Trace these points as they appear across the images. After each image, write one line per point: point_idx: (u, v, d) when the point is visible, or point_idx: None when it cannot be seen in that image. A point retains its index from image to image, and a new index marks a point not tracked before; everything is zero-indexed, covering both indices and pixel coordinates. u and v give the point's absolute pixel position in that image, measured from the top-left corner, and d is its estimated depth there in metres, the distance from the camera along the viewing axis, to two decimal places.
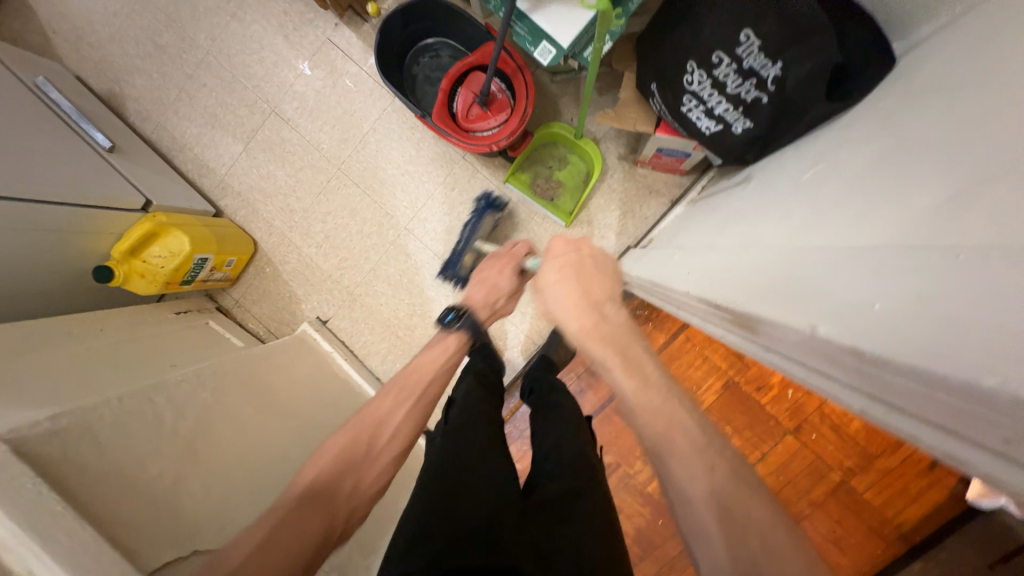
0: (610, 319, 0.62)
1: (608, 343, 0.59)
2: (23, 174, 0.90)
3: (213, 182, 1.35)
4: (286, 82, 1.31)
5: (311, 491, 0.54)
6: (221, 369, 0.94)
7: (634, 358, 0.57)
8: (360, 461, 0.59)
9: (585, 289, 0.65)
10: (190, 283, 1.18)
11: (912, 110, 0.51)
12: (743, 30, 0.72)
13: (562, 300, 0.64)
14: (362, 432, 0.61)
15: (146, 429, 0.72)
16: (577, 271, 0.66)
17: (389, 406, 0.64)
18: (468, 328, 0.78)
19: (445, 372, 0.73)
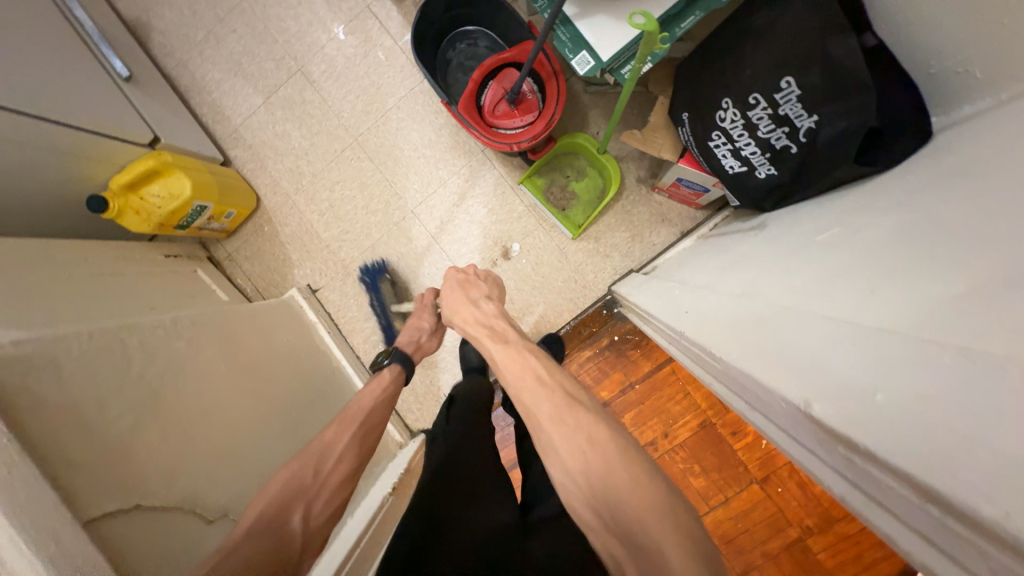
0: (482, 310, 0.76)
1: (479, 323, 0.74)
2: (38, 91, 0.89)
3: (227, 130, 1.32)
4: (317, 43, 1.29)
5: (261, 526, 0.57)
6: (200, 319, 0.92)
7: (499, 330, 0.71)
8: (309, 490, 0.63)
9: (468, 292, 0.79)
10: (185, 228, 1.16)
11: (939, 189, 0.50)
12: (784, 77, 0.71)
13: (451, 304, 0.79)
14: (306, 461, 0.64)
15: (112, 369, 0.69)
16: (461, 282, 0.81)
17: (332, 436, 0.69)
18: (398, 360, 0.84)
19: (388, 402, 0.79)
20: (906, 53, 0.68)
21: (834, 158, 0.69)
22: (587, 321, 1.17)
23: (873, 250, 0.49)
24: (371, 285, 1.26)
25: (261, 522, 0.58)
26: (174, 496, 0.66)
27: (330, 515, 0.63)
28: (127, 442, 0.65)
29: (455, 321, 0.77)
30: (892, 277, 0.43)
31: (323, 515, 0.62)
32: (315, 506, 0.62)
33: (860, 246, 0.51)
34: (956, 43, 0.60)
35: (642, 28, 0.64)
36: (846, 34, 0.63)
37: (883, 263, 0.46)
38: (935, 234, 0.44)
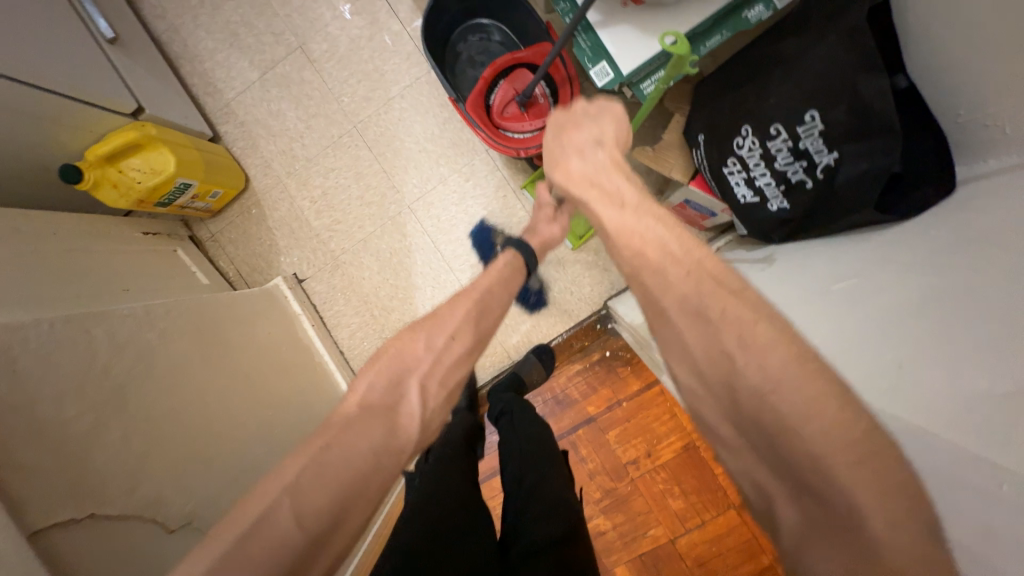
0: (588, 160, 0.61)
1: (586, 180, 0.59)
2: (11, 49, 0.82)
3: (217, 104, 1.25)
4: (321, 20, 1.22)
5: (371, 409, 0.50)
6: (175, 308, 0.86)
7: (612, 189, 0.56)
8: (422, 370, 0.53)
9: (572, 136, 0.64)
10: (166, 205, 1.09)
11: (969, 254, 0.48)
12: (809, 110, 0.69)
13: (551, 158, 0.66)
14: (414, 338, 0.55)
15: (74, 362, 0.64)
16: (560, 129, 0.67)
17: (445, 311, 0.58)
18: (513, 244, 0.74)
19: (507, 282, 0.67)
20: (934, 98, 0.65)
21: (851, 201, 0.67)
22: (580, 336, 1.15)
23: (902, 323, 0.49)
24: (484, 246, 1.17)
25: (372, 404, 0.50)
26: (134, 503, 0.62)
27: (444, 402, 0.54)
28: (86, 443, 0.60)
29: (556, 176, 0.63)
30: (925, 364, 0.45)
31: (440, 398, 0.54)
32: (431, 388, 0.53)
33: (884, 317, 0.51)
34: (987, 95, 0.57)
35: (672, 49, 0.61)
36: (879, 74, 0.61)
37: (910, 343, 0.47)
38: (963, 317, 0.43)
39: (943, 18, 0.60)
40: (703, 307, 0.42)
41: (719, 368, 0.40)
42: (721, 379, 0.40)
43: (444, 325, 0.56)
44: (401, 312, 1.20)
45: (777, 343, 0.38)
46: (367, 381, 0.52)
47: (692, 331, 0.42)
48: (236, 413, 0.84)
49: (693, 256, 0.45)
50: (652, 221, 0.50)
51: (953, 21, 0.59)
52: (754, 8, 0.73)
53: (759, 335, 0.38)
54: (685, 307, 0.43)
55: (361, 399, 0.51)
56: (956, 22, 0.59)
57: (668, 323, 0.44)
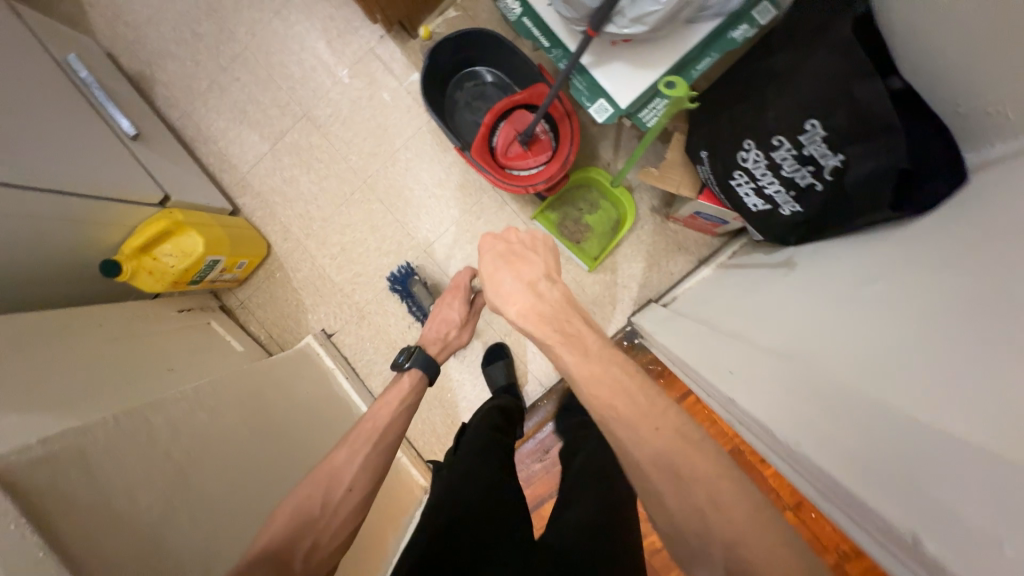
0: (543, 299, 0.62)
1: (546, 323, 0.60)
2: (49, 162, 0.88)
3: (234, 178, 1.32)
4: (322, 88, 1.28)
5: (267, 556, 0.56)
6: (219, 384, 0.90)
7: (572, 331, 0.59)
8: (316, 523, 0.61)
9: (518, 271, 0.66)
10: (198, 283, 1.14)
11: (1001, 247, 0.49)
12: (809, 119, 0.70)
13: (501, 291, 0.65)
14: (312, 494, 0.63)
15: (139, 454, 0.68)
16: (503, 258, 0.67)
17: (342, 459, 0.67)
18: (419, 363, 0.83)
19: (403, 414, 0.76)
20: (932, 93, 0.66)
21: (867, 200, 0.68)
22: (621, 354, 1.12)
23: (927, 330, 0.49)
24: (404, 293, 1.22)
25: (266, 554, 0.56)
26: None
27: (335, 550, 0.61)
28: (160, 532, 0.62)
29: (510, 313, 0.63)
30: (950, 374, 0.44)
31: (333, 544, 0.61)
32: (324, 540, 0.61)
33: (913, 322, 0.52)
34: (986, 84, 0.59)
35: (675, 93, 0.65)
36: (872, 79, 0.62)
37: (950, 342, 0.46)
38: (991, 322, 0.44)
39: (931, 17, 0.63)
40: (675, 465, 0.48)
41: (691, 518, 0.47)
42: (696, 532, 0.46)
43: (341, 475, 0.65)
44: None
45: (739, 498, 0.46)
46: (274, 528, 0.60)
47: (670, 490, 0.48)
48: (279, 478, 0.85)
49: (659, 408, 0.52)
50: (619, 373, 0.55)
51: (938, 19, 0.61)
52: (739, 28, 0.77)
53: (728, 495, 0.46)
54: (673, 469, 0.49)
55: (260, 550, 0.57)
56: (944, 20, 0.61)
57: (645, 477, 0.50)
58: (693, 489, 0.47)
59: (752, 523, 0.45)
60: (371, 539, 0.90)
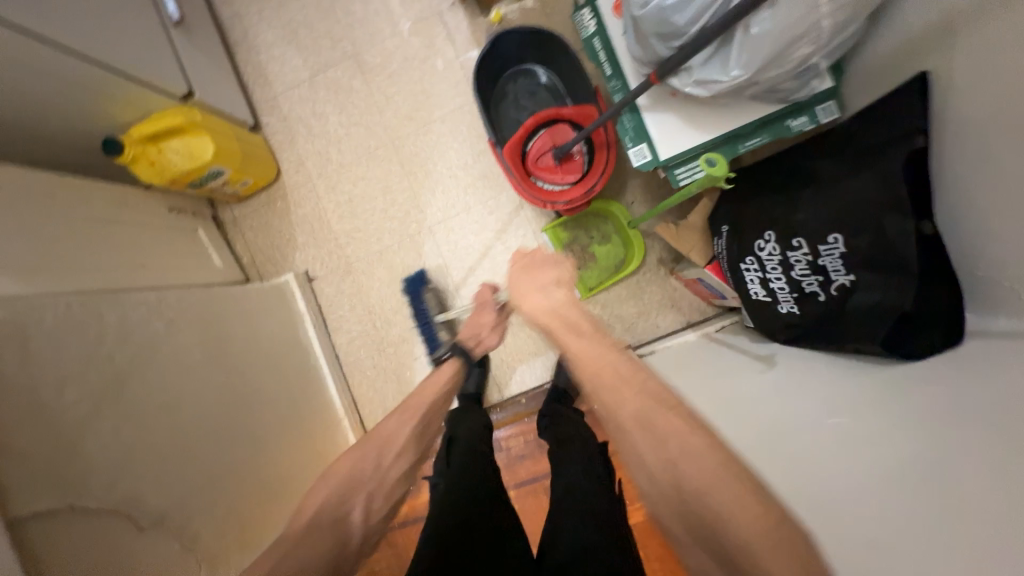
0: (550, 298, 0.76)
1: (551, 316, 0.74)
2: (93, 30, 0.86)
3: (265, 95, 1.28)
4: (379, 35, 1.25)
5: (324, 518, 0.65)
6: (184, 299, 0.89)
7: (572, 322, 0.72)
8: (368, 483, 0.71)
9: (535, 277, 0.79)
10: (197, 187, 1.12)
11: (977, 436, 0.50)
12: (834, 232, 0.70)
13: (519, 292, 0.78)
14: (363, 459, 0.73)
15: (82, 347, 0.67)
16: (525, 269, 0.80)
17: (392, 430, 0.78)
18: (455, 353, 0.90)
19: (445, 396, 0.87)
20: (956, 249, 0.66)
21: (864, 329, 0.68)
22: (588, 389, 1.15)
23: (899, 497, 0.51)
24: (413, 296, 1.17)
25: (323, 515, 0.65)
26: (113, 496, 0.61)
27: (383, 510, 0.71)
28: (78, 432, 0.61)
29: (523, 309, 0.77)
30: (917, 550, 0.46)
31: (380, 511, 0.71)
32: (374, 501, 0.71)
33: (882, 479, 0.53)
34: (1014, 256, 0.57)
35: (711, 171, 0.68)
36: (906, 219, 0.63)
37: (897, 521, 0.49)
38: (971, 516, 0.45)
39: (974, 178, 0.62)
40: (653, 419, 0.56)
41: (664, 469, 0.53)
42: (670, 480, 0.52)
43: (390, 445, 0.76)
44: (402, 328, 1.22)
45: (709, 446, 0.51)
46: (325, 493, 0.69)
47: (647, 443, 0.55)
48: (220, 410, 0.84)
49: (638, 376, 0.62)
50: None
51: (979, 181, 0.61)
52: (799, 119, 0.75)
53: (693, 443, 0.52)
54: None
55: (316, 511, 0.66)
56: (989, 180, 0.59)
57: (625, 432, 0.57)
58: (668, 441, 0.53)
59: (719, 470, 0.49)
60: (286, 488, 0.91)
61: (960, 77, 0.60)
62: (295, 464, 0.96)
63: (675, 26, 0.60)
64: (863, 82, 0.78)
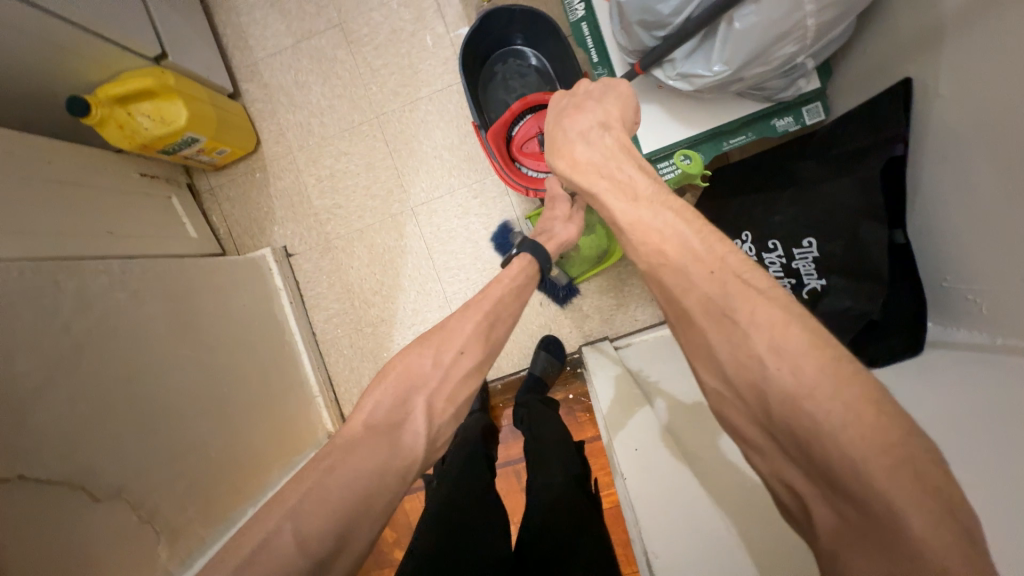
0: (595, 147, 0.57)
1: (593, 168, 0.56)
2: None
3: (244, 61, 1.23)
4: (367, 3, 1.20)
5: (375, 430, 0.50)
6: (151, 270, 0.87)
7: (626, 183, 0.52)
8: (430, 386, 0.55)
9: (575, 121, 0.61)
10: (170, 154, 1.08)
11: None
12: (808, 236, 0.71)
13: (555, 144, 0.62)
14: (421, 355, 0.56)
15: (36, 316, 0.65)
16: (566, 111, 0.64)
17: (455, 324, 0.59)
18: (528, 249, 0.73)
19: (523, 287, 0.68)
20: (926, 259, 0.67)
21: None
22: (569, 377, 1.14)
23: None
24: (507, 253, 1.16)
25: (375, 422, 0.51)
26: (66, 466, 0.61)
27: (451, 417, 0.56)
28: (29, 402, 0.59)
29: (560, 166, 0.60)
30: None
31: (445, 417, 0.55)
32: (437, 404, 0.55)
33: None
34: (978, 272, 0.58)
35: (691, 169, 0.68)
36: (879, 227, 0.62)
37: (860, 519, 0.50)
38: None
39: (943, 189, 0.62)
40: (728, 308, 0.40)
41: (745, 372, 0.38)
42: (751, 386, 0.38)
43: (452, 339, 0.57)
44: (381, 308, 1.21)
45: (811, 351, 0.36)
46: (378, 393, 0.54)
47: (719, 336, 0.40)
48: (185, 383, 0.83)
49: (717, 253, 0.43)
50: None
51: (950, 192, 0.61)
52: (783, 119, 0.74)
53: (792, 341, 0.36)
54: None
55: (367, 419, 0.52)
56: (964, 193, 0.59)
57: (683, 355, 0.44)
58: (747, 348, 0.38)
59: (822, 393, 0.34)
60: (253, 462, 0.91)
61: (944, 87, 0.59)
62: (263, 440, 0.95)
63: (659, 15, 0.58)
64: (851, 85, 0.77)
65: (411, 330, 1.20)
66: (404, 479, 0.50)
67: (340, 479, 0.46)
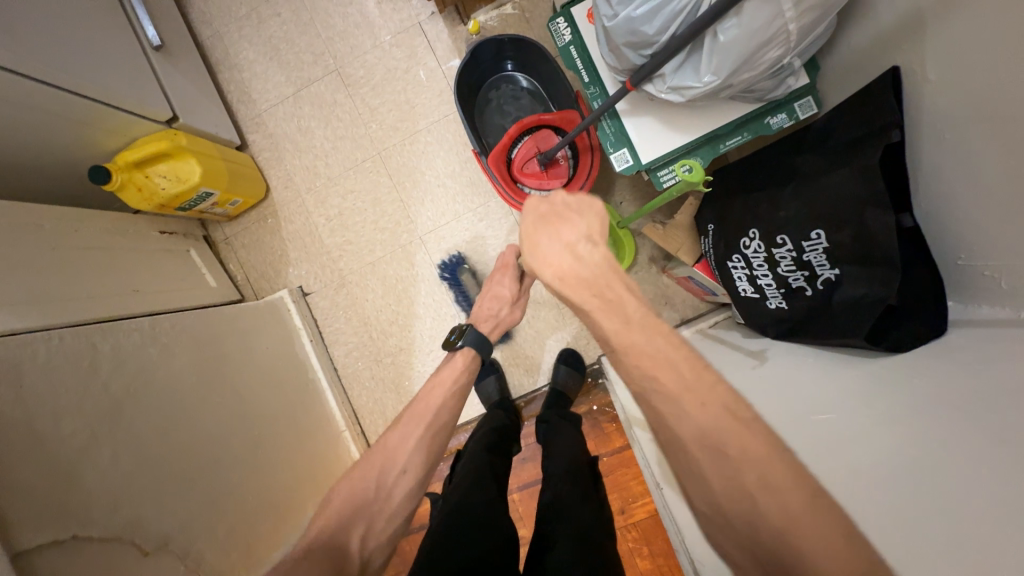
0: (582, 261, 0.58)
1: (583, 285, 0.57)
2: (74, 63, 0.87)
3: (249, 113, 1.29)
4: (360, 47, 1.25)
5: (319, 545, 0.58)
6: (179, 323, 0.90)
7: (613, 300, 0.55)
8: (371, 507, 0.63)
9: (558, 233, 0.61)
10: (186, 210, 1.13)
11: (962, 425, 0.51)
12: (815, 228, 0.71)
13: (538, 252, 0.61)
14: (365, 478, 0.65)
15: (75, 378, 0.67)
16: (545, 220, 0.63)
17: (397, 444, 0.69)
18: (472, 343, 0.81)
19: (458, 396, 0.77)
20: (937, 239, 0.67)
21: (846, 321, 0.69)
22: (591, 389, 1.14)
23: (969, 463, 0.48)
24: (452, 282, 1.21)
25: (321, 541, 0.59)
26: (116, 522, 0.62)
27: (390, 535, 0.64)
28: (78, 464, 0.62)
29: (547, 276, 0.60)
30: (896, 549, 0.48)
31: (384, 533, 0.63)
32: (377, 524, 0.63)
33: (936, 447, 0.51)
34: (993, 247, 0.58)
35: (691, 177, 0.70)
36: (886, 212, 0.63)
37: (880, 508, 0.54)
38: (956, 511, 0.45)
39: (945, 167, 0.62)
40: (721, 442, 0.44)
41: (735, 501, 0.43)
42: (741, 517, 0.43)
43: (394, 459, 0.67)
44: (399, 338, 1.23)
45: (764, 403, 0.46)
46: (326, 516, 0.62)
47: (712, 469, 0.45)
48: (219, 431, 0.85)
49: (705, 381, 0.48)
50: None
51: (953, 172, 0.61)
52: (777, 116, 0.76)
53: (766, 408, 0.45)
54: None
55: (315, 537, 0.59)
56: (967, 171, 0.59)
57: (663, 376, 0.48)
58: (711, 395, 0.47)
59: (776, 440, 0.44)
60: (287, 502, 0.92)
61: (933, 72, 0.60)
62: (296, 479, 0.96)
63: (645, 35, 0.61)
64: (839, 77, 0.78)
65: (429, 357, 1.21)
66: None
67: None
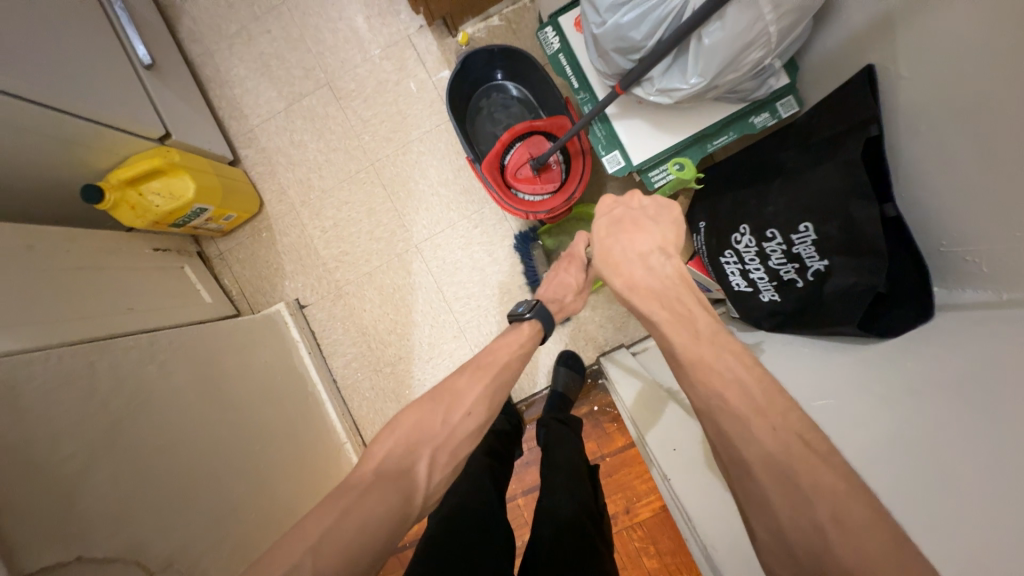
0: (652, 271, 0.65)
1: (654, 294, 0.62)
2: (65, 84, 0.87)
3: (241, 129, 1.30)
4: (351, 61, 1.27)
5: (384, 473, 0.57)
6: (178, 340, 0.90)
7: (685, 312, 0.59)
8: (435, 441, 0.61)
9: (634, 240, 0.68)
10: (180, 226, 1.12)
11: (955, 404, 0.52)
12: (803, 221, 0.74)
13: (613, 255, 0.69)
14: (433, 410, 0.63)
15: (74, 398, 0.67)
16: (623, 227, 0.70)
17: (466, 386, 0.67)
18: (540, 316, 0.78)
19: (521, 356, 0.75)
20: (919, 228, 0.69)
21: (838, 310, 0.71)
22: (592, 390, 1.15)
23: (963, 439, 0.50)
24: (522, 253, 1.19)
25: (387, 467, 0.58)
26: (119, 541, 0.61)
27: (450, 474, 0.62)
28: (79, 484, 0.61)
29: (619, 281, 0.67)
30: None
31: (444, 471, 0.61)
32: (440, 459, 0.61)
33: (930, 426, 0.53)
34: (972, 234, 0.60)
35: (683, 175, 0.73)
36: (869, 203, 0.65)
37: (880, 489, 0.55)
38: None
39: (922, 159, 0.65)
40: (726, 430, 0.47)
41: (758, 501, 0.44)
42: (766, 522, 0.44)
43: (462, 400, 0.65)
44: (398, 347, 1.23)
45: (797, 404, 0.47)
46: (390, 445, 0.61)
47: None
48: (218, 446, 0.84)
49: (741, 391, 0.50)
50: None
51: (929, 162, 0.64)
52: (761, 115, 0.79)
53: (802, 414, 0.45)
54: None
55: (377, 466, 0.58)
56: (944, 162, 0.62)
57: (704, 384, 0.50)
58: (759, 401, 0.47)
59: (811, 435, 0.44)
60: (289, 516, 0.90)
61: (906, 68, 0.63)
62: (298, 493, 0.95)
63: (632, 40, 0.63)
64: (818, 77, 0.81)
65: (429, 364, 1.21)
66: (405, 522, 0.55)
67: (354, 518, 0.52)
